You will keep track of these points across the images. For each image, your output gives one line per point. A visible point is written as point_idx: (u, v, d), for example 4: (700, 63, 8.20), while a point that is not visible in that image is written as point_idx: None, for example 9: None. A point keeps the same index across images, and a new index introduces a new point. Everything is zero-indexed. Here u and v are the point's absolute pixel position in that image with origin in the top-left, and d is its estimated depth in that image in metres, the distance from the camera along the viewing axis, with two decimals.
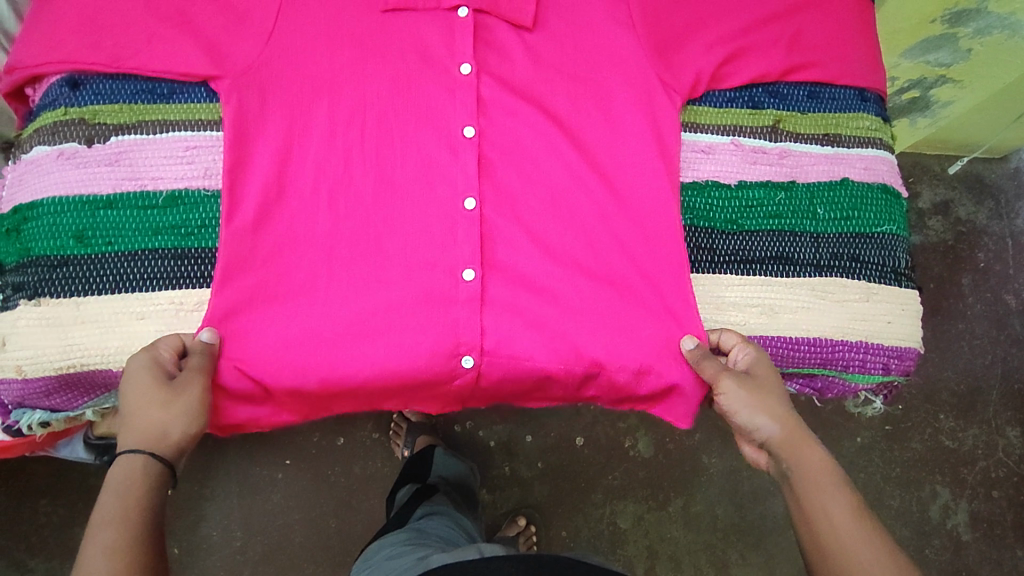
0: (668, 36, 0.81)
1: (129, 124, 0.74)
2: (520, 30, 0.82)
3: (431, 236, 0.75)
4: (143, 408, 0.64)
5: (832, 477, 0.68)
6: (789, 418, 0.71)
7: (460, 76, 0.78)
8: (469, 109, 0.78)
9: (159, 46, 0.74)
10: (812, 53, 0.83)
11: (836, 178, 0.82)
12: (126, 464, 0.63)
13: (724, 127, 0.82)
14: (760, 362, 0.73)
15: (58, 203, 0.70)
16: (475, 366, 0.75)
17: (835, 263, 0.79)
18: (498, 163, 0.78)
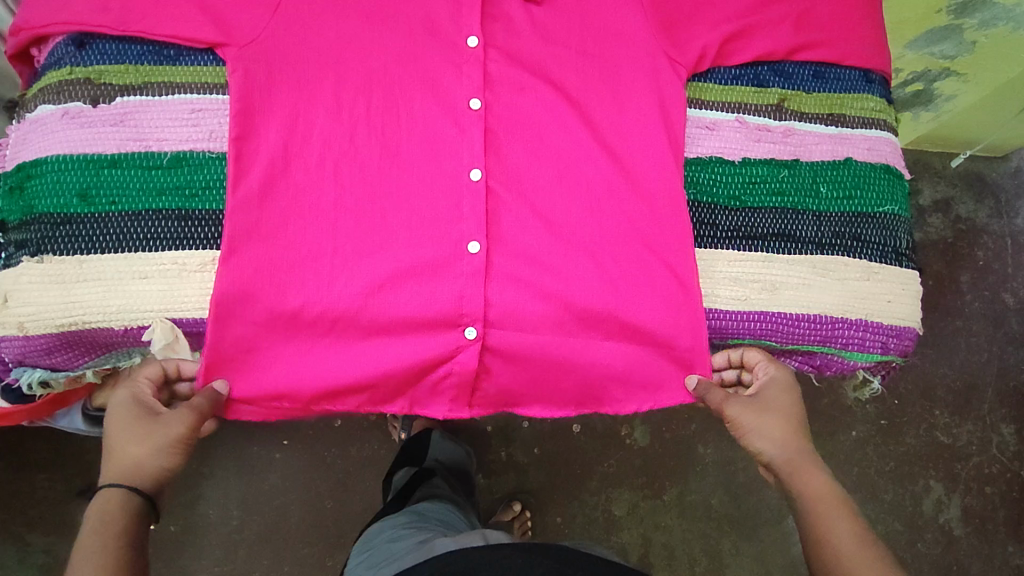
0: (672, 18, 0.83)
1: (137, 85, 0.74)
2: (527, 7, 0.83)
3: (436, 208, 0.74)
4: (124, 436, 0.67)
5: (841, 502, 0.69)
6: (792, 440, 0.73)
7: (467, 53, 0.79)
8: (475, 83, 0.78)
9: (171, 11, 0.75)
10: (814, 35, 0.84)
11: (840, 158, 0.82)
12: (103, 496, 0.65)
13: (729, 104, 0.82)
14: (773, 382, 0.76)
15: (63, 161, 0.70)
16: (478, 337, 0.75)
17: (836, 241, 0.78)
18: (505, 137, 0.78)
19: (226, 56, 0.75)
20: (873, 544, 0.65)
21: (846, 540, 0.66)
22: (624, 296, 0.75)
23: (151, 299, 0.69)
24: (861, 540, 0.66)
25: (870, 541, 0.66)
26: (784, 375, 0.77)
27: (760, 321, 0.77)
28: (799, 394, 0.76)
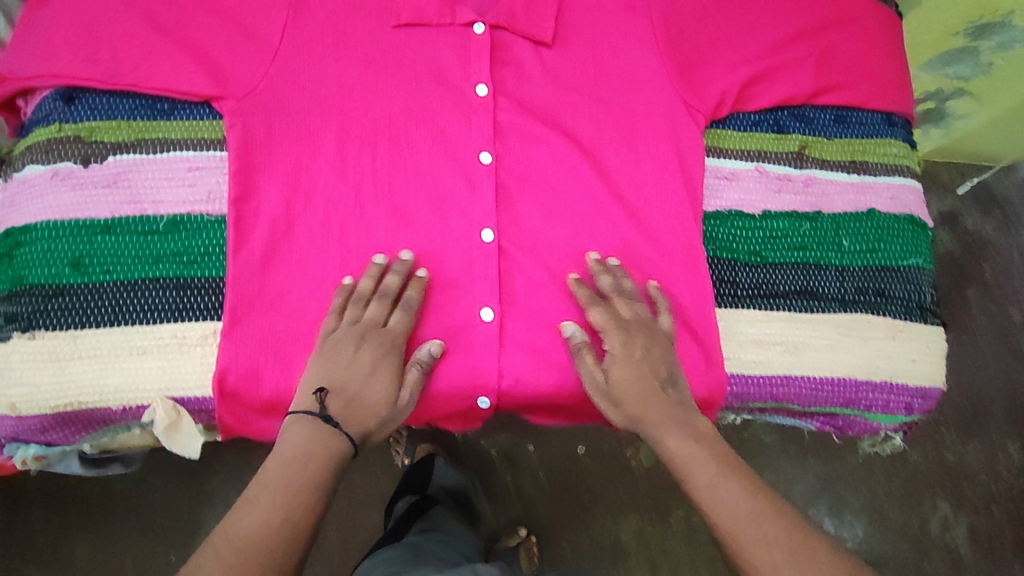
0: (687, 60, 0.80)
1: (129, 142, 0.70)
2: (538, 48, 0.79)
3: (446, 270, 0.72)
4: (365, 388, 0.65)
5: (705, 459, 0.65)
6: (647, 408, 0.67)
7: (477, 100, 0.76)
8: (486, 136, 0.75)
9: (166, 63, 0.71)
10: (834, 79, 0.81)
11: (862, 209, 0.79)
12: (315, 425, 0.62)
13: (748, 152, 0.80)
14: (619, 350, 0.68)
15: (53, 228, 0.67)
16: (492, 406, 0.70)
17: (860, 298, 0.76)
18: (517, 190, 0.75)
19: (224, 109, 0.71)
20: (742, 502, 0.63)
21: (714, 503, 0.64)
22: None
23: (149, 376, 0.65)
24: (728, 501, 0.63)
25: (733, 491, 0.64)
26: (624, 339, 0.68)
27: (783, 386, 0.74)
28: (648, 349, 0.68)
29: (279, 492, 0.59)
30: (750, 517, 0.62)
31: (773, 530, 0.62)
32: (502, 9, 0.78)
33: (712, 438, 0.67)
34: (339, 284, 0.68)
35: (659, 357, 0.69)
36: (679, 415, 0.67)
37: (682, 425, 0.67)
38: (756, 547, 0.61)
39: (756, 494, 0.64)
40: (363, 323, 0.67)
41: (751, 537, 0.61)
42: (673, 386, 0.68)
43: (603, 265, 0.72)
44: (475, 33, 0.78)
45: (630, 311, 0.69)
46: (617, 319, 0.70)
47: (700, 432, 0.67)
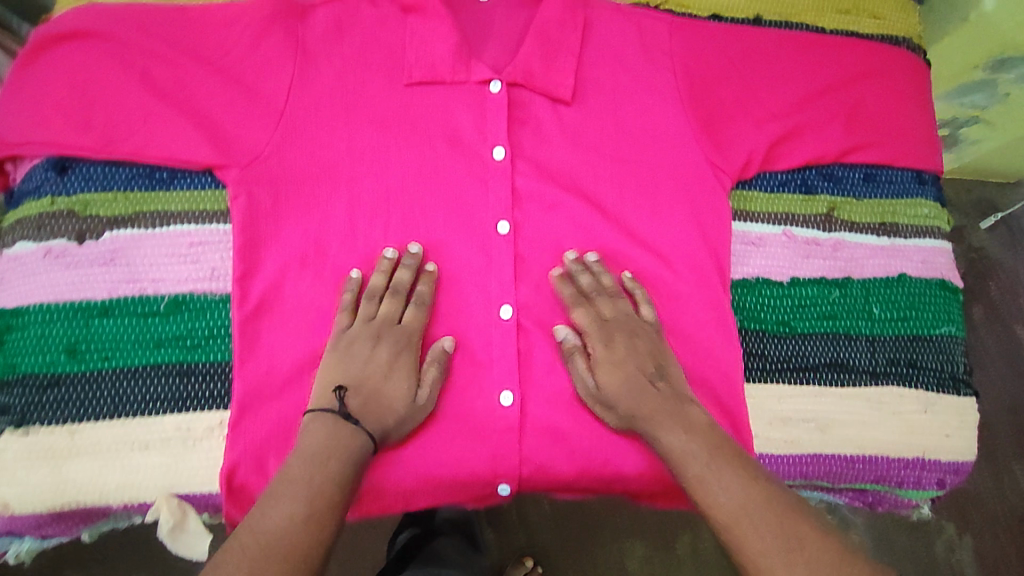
0: (712, 117, 0.77)
1: (125, 216, 0.66)
2: (556, 106, 0.77)
3: (466, 346, 0.69)
4: (385, 384, 0.63)
5: (692, 448, 0.60)
6: (638, 398, 0.64)
7: (493, 163, 0.73)
8: (504, 203, 0.72)
9: (167, 129, 0.68)
10: (862, 139, 0.78)
11: (893, 274, 0.77)
12: (336, 424, 0.59)
13: (775, 216, 0.77)
14: (599, 351, 0.67)
15: (47, 311, 0.63)
16: (513, 493, 0.68)
17: (892, 369, 0.73)
18: (535, 258, 0.73)
19: (227, 177, 0.67)
20: (731, 492, 0.56)
21: (705, 496, 0.57)
22: None
23: (152, 471, 0.62)
24: (719, 491, 0.56)
25: (730, 487, 0.56)
26: (602, 333, 0.67)
27: (814, 463, 0.71)
28: (637, 339, 0.67)
29: (299, 489, 0.54)
30: (742, 509, 0.55)
31: (768, 519, 0.54)
32: (519, 66, 0.76)
33: (702, 426, 0.62)
34: (347, 278, 0.66)
35: (648, 347, 0.67)
36: (667, 403, 0.63)
37: (670, 414, 0.62)
38: (744, 534, 0.53)
39: (753, 492, 0.55)
40: (379, 321, 0.65)
41: (739, 528, 0.54)
42: (664, 378, 0.65)
43: (584, 264, 0.71)
44: (492, 92, 0.75)
45: (601, 300, 0.69)
46: (598, 319, 0.69)
47: (694, 422, 0.62)
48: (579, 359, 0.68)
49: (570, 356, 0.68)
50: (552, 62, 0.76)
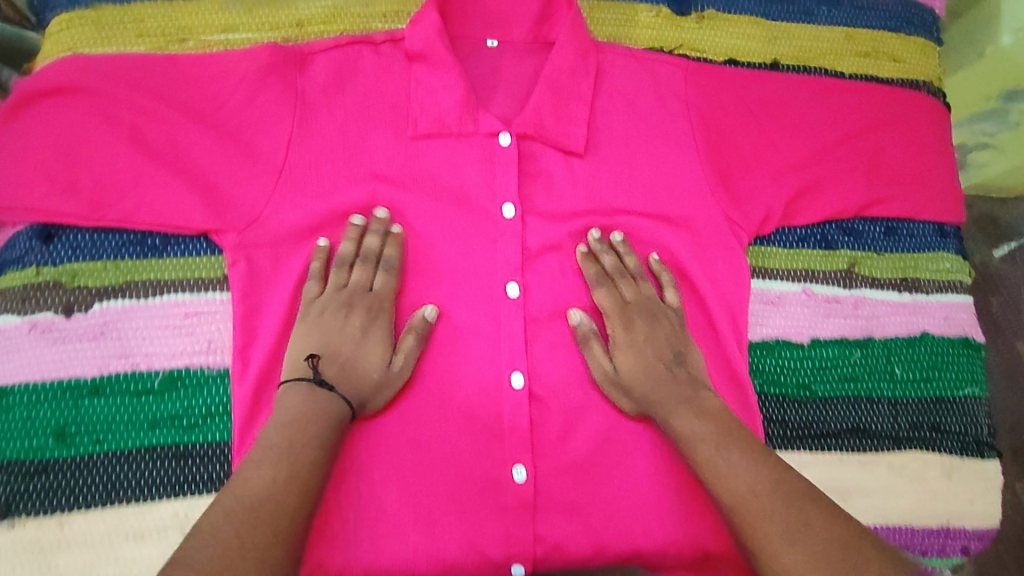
0: (728, 169, 0.74)
1: (115, 286, 0.63)
2: (567, 157, 0.73)
3: (476, 418, 0.66)
4: (358, 350, 0.63)
5: (709, 433, 0.62)
6: (658, 384, 0.66)
7: (503, 222, 0.70)
8: (514, 264, 0.68)
9: (162, 192, 0.65)
10: (882, 193, 0.76)
11: (914, 332, 0.74)
12: (311, 391, 0.59)
13: (794, 273, 0.74)
14: (620, 335, 0.68)
15: (33, 391, 0.59)
16: (528, 572, 0.66)
17: (914, 434, 0.71)
18: (547, 321, 0.70)
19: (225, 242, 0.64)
20: (740, 467, 0.58)
21: (716, 480, 0.59)
22: (685, 515, 0.68)
23: (147, 562, 0.58)
24: (724, 462, 0.59)
25: (736, 461, 0.59)
26: (629, 313, 0.68)
27: None
28: (661, 321, 0.69)
29: (286, 456, 0.55)
30: (751, 491, 0.57)
31: (780, 504, 0.56)
32: (529, 117, 0.72)
33: (720, 411, 0.64)
34: (315, 247, 0.66)
35: (669, 335, 0.68)
36: (684, 389, 0.65)
37: (690, 400, 0.65)
38: (756, 520, 0.55)
39: (761, 466, 0.58)
40: (352, 289, 0.65)
41: (750, 509, 0.56)
42: (682, 363, 0.67)
43: (608, 244, 0.71)
44: (501, 145, 0.71)
45: (625, 282, 0.70)
46: (620, 301, 0.69)
47: (711, 411, 0.64)
48: (589, 332, 0.68)
49: (582, 337, 0.68)
50: (563, 112, 0.73)
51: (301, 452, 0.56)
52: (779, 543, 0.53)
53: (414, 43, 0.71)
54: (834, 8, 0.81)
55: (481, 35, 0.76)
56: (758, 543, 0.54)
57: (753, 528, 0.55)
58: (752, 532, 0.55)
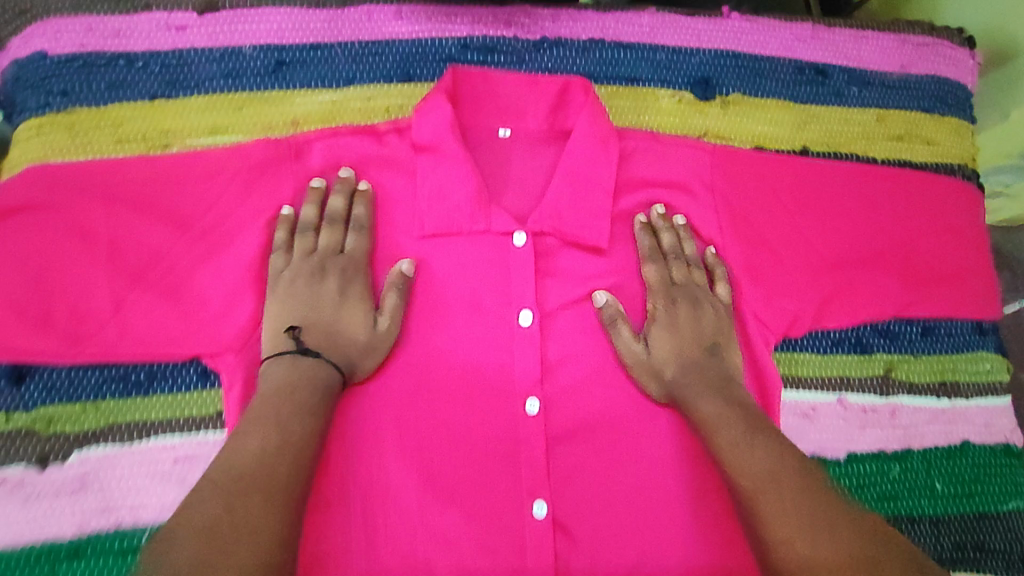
0: (760, 265, 0.69)
1: (96, 430, 0.59)
2: (588, 254, 0.68)
3: (495, 551, 0.61)
4: (340, 316, 0.61)
5: (738, 421, 0.60)
6: (694, 371, 0.64)
7: (519, 331, 0.63)
8: (533, 377, 0.63)
9: (146, 316, 0.59)
10: (914, 289, 0.73)
11: (955, 442, 0.72)
12: (294, 363, 0.58)
13: (830, 381, 0.71)
14: (661, 315, 0.66)
15: (7, 556, 0.56)
16: None
17: (959, 554, 0.69)
18: (569, 437, 0.64)
19: (225, 365, 0.60)
20: (761, 454, 0.56)
21: (731, 461, 0.57)
22: None
23: None
24: (746, 452, 0.57)
25: (760, 452, 0.57)
26: (673, 289, 0.67)
27: None
28: (700, 306, 0.66)
29: (269, 427, 0.53)
30: (767, 472, 0.55)
31: (800, 488, 0.53)
32: (546, 214, 0.66)
33: (753, 407, 0.62)
34: (279, 214, 0.63)
35: (710, 322, 0.66)
36: (717, 379, 0.64)
37: (723, 390, 0.62)
38: (765, 504, 0.53)
39: (783, 456, 0.56)
40: (320, 255, 0.62)
41: (761, 488, 0.54)
42: (720, 354, 0.65)
43: (670, 222, 0.69)
44: (516, 246, 0.64)
45: (673, 262, 0.68)
46: (666, 281, 0.67)
47: (742, 402, 0.62)
48: (614, 308, 0.65)
49: (607, 311, 0.65)
50: (582, 207, 0.67)
51: (285, 422, 0.54)
52: (783, 516, 0.51)
53: (421, 133, 0.65)
54: (866, 88, 0.77)
55: (491, 125, 0.71)
56: (764, 516, 0.52)
57: (763, 501, 0.53)
58: (762, 506, 0.53)
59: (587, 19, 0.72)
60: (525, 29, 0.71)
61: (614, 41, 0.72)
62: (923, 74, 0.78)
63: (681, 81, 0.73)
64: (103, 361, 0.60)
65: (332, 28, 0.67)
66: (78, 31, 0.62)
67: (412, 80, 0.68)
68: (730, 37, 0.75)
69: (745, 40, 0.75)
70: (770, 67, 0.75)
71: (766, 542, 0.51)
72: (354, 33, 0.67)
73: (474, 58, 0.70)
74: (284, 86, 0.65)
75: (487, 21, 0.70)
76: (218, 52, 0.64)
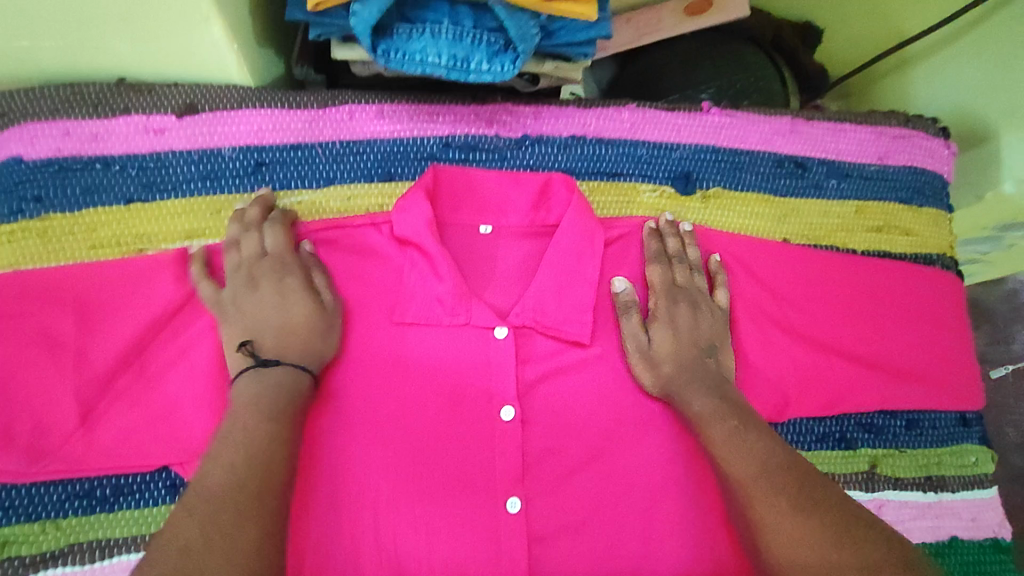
0: (744, 356, 0.69)
1: (55, 551, 0.58)
2: (571, 347, 0.66)
3: None
4: (283, 315, 0.59)
5: (733, 419, 0.60)
6: (685, 364, 0.64)
7: (501, 427, 0.61)
8: (512, 477, 0.60)
9: (112, 424, 0.58)
10: (894, 378, 0.74)
11: (943, 537, 0.72)
12: (258, 376, 0.56)
13: None
14: (663, 312, 0.66)
15: None
16: None
17: None
18: (555, 537, 0.60)
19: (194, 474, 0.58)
20: (752, 448, 0.58)
21: (726, 454, 0.58)
22: None
23: None
24: (737, 450, 0.58)
25: (752, 448, 0.58)
26: (670, 299, 0.67)
27: None
28: (693, 302, 0.67)
29: (234, 442, 0.51)
30: (758, 471, 0.56)
31: (783, 485, 0.55)
32: (528, 307, 0.65)
33: (745, 408, 0.61)
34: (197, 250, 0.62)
35: (710, 326, 0.67)
36: (714, 379, 0.64)
37: (716, 390, 0.62)
38: (753, 498, 0.55)
39: (775, 455, 0.57)
40: (246, 265, 0.60)
41: (754, 485, 0.55)
42: (717, 356, 0.66)
43: (676, 229, 0.70)
44: (497, 338, 0.64)
45: (682, 265, 0.68)
46: (670, 282, 0.68)
47: (737, 403, 0.62)
48: (627, 295, 0.66)
49: (624, 298, 0.66)
50: (566, 298, 0.66)
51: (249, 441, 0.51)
52: (771, 507, 0.54)
53: (401, 229, 0.64)
54: (844, 180, 0.78)
55: (472, 221, 0.69)
56: (760, 519, 0.54)
57: (756, 506, 0.54)
58: (754, 503, 0.54)
59: (567, 114, 0.74)
60: (507, 126, 0.72)
61: (594, 137, 0.74)
62: (900, 166, 0.80)
63: (662, 177, 0.74)
64: (65, 478, 0.58)
65: (312, 128, 0.68)
66: (55, 135, 0.63)
67: (394, 179, 0.69)
68: (709, 132, 0.76)
69: (725, 135, 0.76)
70: (750, 161, 0.76)
71: (760, 530, 0.53)
72: (333, 133, 0.68)
73: (456, 155, 0.70)
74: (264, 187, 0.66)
75: (468, 120, 0.71)
76: (196, 154, 0.65)
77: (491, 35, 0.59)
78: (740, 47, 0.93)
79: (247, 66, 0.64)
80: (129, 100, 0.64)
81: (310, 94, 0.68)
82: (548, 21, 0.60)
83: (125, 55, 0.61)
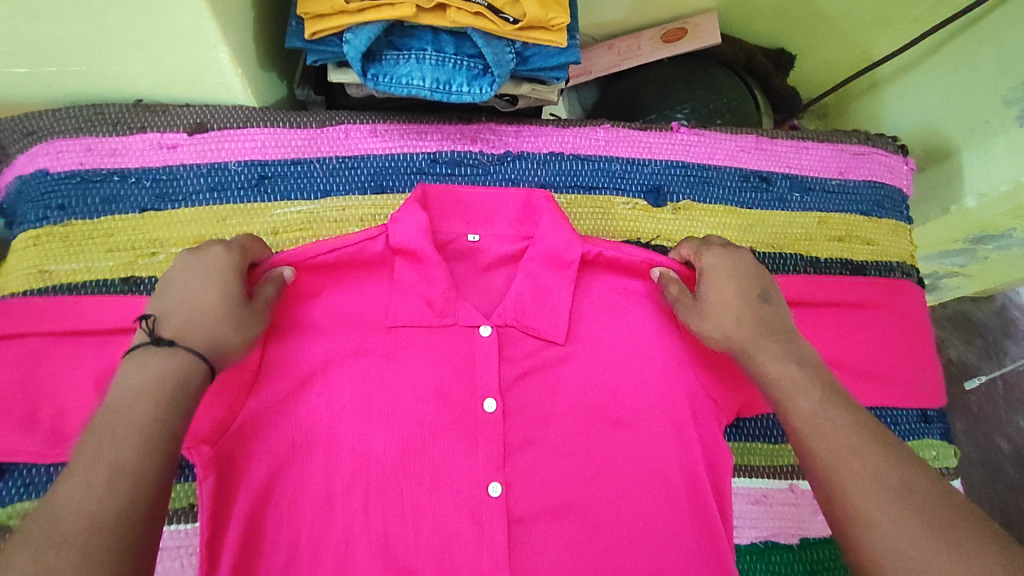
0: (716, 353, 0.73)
1: None
2: (549, 345, 0.70)
3: None
4: (195, 299, 0.57)
5: (800, 373, 0.60)
6: (743, 315, 0.64)
7: (484, 417, 0.66)
8: (493, 463, 0.64)
9: None
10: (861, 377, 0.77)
11: None
12: (145, 356, 0.53)
13: (781, 468, 0.76)
14: (713, 270, 0.67)
15: None
16: None
17: None
18: (534, 520, 0.64)
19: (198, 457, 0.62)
20: (839, 428, 0.55)
21: (811, 428, 0.56)
22: None
23: None
24: (823, 425, 0.56)
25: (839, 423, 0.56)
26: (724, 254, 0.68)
27: None
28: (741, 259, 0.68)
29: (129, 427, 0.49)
30: (845, 445, 0.54)
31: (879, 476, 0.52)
32: (510, 307, 0.70)
33: (809, 353, 0.62)
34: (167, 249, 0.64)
35: (759, 275, 0.68)
36: (772, 327, 0.64)
37: (782, 341, 0.62)
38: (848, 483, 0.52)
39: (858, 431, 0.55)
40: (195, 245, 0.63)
41: (847, 469, 0.53)
42: (772, 303, 0.66)
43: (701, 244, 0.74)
44: (482, 336, 0.69)
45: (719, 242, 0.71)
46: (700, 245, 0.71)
47: (803, 354, 0.62)
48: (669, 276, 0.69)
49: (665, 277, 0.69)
50: (546, 300, 0.71)
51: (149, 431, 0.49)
52: (872, 502, 0.50)
53: (399, 239, 0.69)
54: (807, 194, 0.84)
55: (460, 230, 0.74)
56: (850, 511, 0.51)
57: (847, 493, 0.52)
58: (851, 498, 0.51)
59: (547, 133, 0.80)
60: (491, 144, 0.78)
61: (571, 153, 0.80)
62: (859, 181, 0.86)
63: (636, 190, 0.80)
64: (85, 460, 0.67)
65: (311, 145, 0.74)
66: (78, 151, 0.69)
67: (387, 191, 0.75)
68: (679, 149, 0.82)
69: (693, 152, 0.82)
70: (717, 176, 0.82)
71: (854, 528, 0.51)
72: (331, 149, 0.74)
73: (443, 170, 0.77)
74: (266, 198, 0.72)
75: (455, 138, 0.77)
76: (205, 167, 0.71)
77: (471, 60, 0.66)
78: (714, 71, 0.99)
79: (251, 89, 0.71)
80: (144, 119, 0.71)
81: (310, 115, 0.75)
82: (523, 47, 0.67)
83: (141, 78, 0.68)
